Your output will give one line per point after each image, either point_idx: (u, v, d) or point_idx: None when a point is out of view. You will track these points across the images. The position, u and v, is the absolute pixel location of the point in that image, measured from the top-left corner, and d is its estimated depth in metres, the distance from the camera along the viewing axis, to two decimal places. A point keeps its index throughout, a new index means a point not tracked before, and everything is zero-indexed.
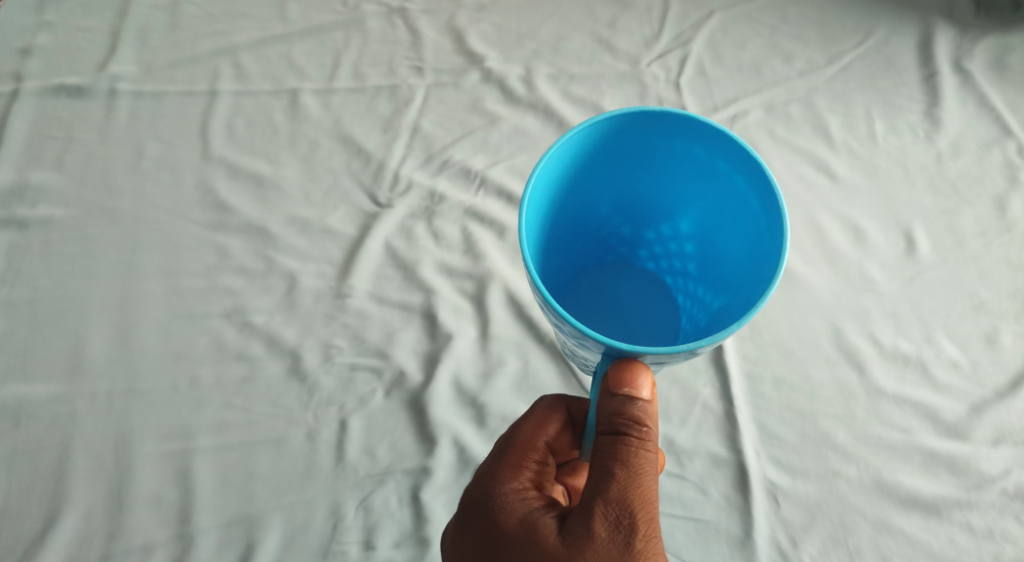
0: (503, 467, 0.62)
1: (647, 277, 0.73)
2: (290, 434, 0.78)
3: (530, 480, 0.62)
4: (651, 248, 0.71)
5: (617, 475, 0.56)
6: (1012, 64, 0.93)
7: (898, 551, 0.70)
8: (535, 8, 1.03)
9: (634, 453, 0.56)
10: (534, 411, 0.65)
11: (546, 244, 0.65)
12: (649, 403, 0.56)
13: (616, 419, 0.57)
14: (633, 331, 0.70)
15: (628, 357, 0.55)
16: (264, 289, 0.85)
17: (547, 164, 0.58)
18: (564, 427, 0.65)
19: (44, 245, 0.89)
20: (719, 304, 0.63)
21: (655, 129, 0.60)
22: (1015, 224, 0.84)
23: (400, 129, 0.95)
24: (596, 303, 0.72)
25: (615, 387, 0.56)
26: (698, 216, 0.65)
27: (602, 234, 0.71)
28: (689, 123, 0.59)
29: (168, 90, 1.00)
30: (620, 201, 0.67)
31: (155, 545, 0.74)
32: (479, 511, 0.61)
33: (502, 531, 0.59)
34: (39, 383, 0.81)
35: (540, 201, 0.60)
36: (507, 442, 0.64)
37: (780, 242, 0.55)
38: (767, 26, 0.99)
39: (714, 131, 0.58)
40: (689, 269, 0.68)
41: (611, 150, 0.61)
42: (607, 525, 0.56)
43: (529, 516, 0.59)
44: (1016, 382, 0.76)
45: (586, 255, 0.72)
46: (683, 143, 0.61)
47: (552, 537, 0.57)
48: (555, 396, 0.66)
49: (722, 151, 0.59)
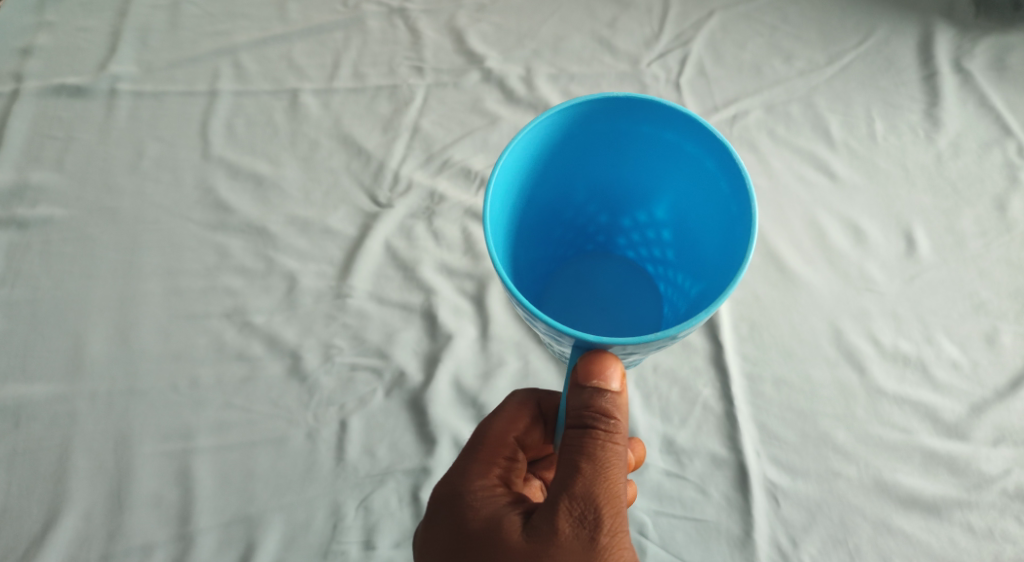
0: (473, 465, 0.62)
1: (627, 265, 0.73)
2: (290, 434, 0.78)
3: (499, 477, 0.62)
4: (630, 236, 0.71)
5: (583, 470, 0.55)
6: (1012, 64, 0.93)
7: (898, 551, 0.70)
8: (535, 8, 1.03)
9: (601, 447, 0.55)
10: (505, 407, 0.65)
11: (520, 235, 0.64)
12: (618, 395, 0.55)
13: (584, 412, 0.56)
14: (613, 321, 0.69)
15: (597, 349, 0.54)
16: (264, 289, 0.85)
17: (514, 152, 0.57)
18: (534, 422, 0.65)
19: (44, 245, 0.89)
20: (696, 291, 0.62)
21: (623, 115, 0.60)
22: (1015, 224, 0.84)
23: (400, 129, 0.95)
24: (577, 294, 0.71)
25: (583, 380, 0.55)
26: (673, 202, 0.65)
27: (579, 223, 0.70)
28: (655, 107, 0.59)
29: (168, 90, 1.00)
30: (594, 189, 0.67)
31: (155, 545, 0.74)
32: (447, 509, 0.60)
33: (467, 529, 0.58)
34: (39, 383, 0.81)
35: (510, 191, 0.59)
36: (477, 439, 0.64)
37: (749, 225, 0.55)
38: (766, 26, 0.99)
39: (680, 115, 0.58)
40: (667, 256, 0.68)
41: (580, 137, 0.61)
42: (571, 521, 0.55)
43: (494, 513, 0.58)
44: (1016, 382, 0.76)
45: (565, 246, 0.72)
46: (651, 128, 0.61)
47: (516, 535, 0.56)
48: (526, 392, 0.66)
49: (690, 135, 0.59)
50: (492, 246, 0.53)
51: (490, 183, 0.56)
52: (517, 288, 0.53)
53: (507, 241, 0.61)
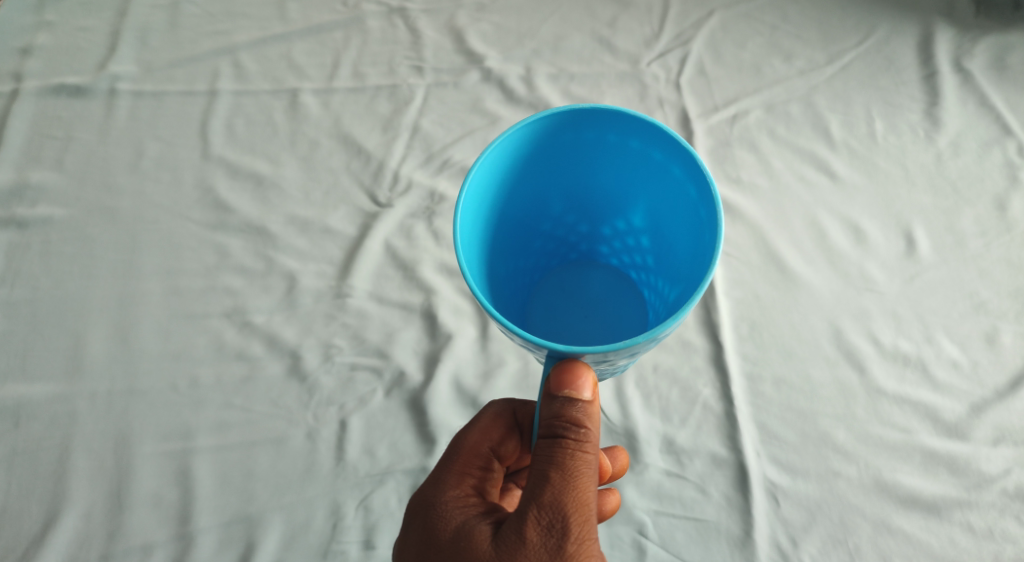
0: (447, 476, 0.62)
1: (612, 273, 0.72)
2: (290, 434, 0.78)
3: (472, 487, 0.61)
4: (611, 244, 0.71)
5: (552, 479, 0.55)
6: (1012, 63, 0.93)
7: (898, 550, 0.70)
8: (536, 8, 1.03)
9: (571, 455, 0.55)
10: (479, 418, 0.64)
11: (497, 246, 0.64)
12: (589, 404, 0.55)
13: (554, 422, 0.56)
14: (598, 328, 0.69)
15: (569, 358, 0.54)
16: (264, 289, 0.85)
17: (483, 167, 0.57)
18: (509, 432, 0.65)
19: (44, 244, 0.89)
20: (674, 295, 0.62)
21: (589, 125, 0.60)
22: (1016, 224, 0.84)
23: (400, 128, 0.94)
24: (561, 303, 0.71)
25: (555, 389, 0.55)
26: (648, 208, 0.64)
27: (559, 234, 0.70)
28: (619, 117, 0.59)
29: (168, 90, 0.99)
30: (571, 199, 0.67)
31: (155, 545, 0.74)
32: (420, 520, 0.60)
33: (439, 539, 0.58)
34: (38, 383, 0.81)
35: (481, 204, 0.59)
36: (452, 450, 0.63)
37: (717, 229, 0.55)
38: (766, 26, 0.99)
39: (643, 122, 0.58)
40: (648, 262, 0.67)
41: (550, 149, 0.61)
42: (539, 529, 0.55)
43: (466, 523, 0.58)
44: (1017, 382, 0.76)
45: (547, 256, 0.72)
46: (619, 137, 0.61)
47: (485, 544, 0.56)
48: (502, 403, 0.66)
49: (655, 141, 0.59)
50: (461, 259, 0.53)
51: (459, 198, 0.56)
52: (487, 301, 0.52)
53: (483, 254, 0.61)
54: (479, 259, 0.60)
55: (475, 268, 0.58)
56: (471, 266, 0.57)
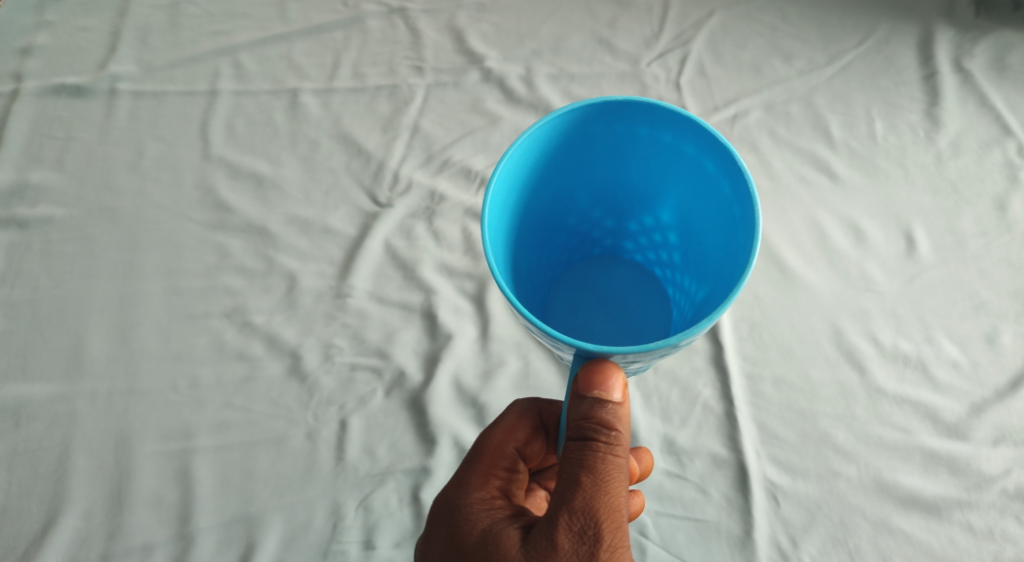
0: (471, 476, 0.61)
1: (635, 269, 0.73)
2: (290, 434, 0.78)
3: (497, 489, 0.61)
4: (636, 240, 0.71)
5: (583, 483, 0.55)
6: (1012, 64, 0.93)
7: (898, 551, 0.70)
8: (536, 8, 1.03)
9: (602, 459, 0.55)
10: (504, 417, 0.64)
11: (521, 240, 0.64)
12: (619, 406, 0.55)
13: (584, 424, 0.56)
14: (620, 325, 0.69)
15: (598, 359, 0.54)
16: (264, 289, 0.85)
17: (511, 159, 0.57)
18: (534, 432, 0.64)
19: (44, 244, 0.89)
20: (702, 295, 0.62)
21: (621, 118, 0.60)
22: (1015, 225, 0.84)
23: (400, 128, 0.95)
24: (583, 299, 0.71)
25: (584, 390, 0.55)
26: (677, 204, 0.65)
27: (583, 229, 0.70)
28: (652, 110, 0.59)
29: (168, 90, 1.00)
30: (597, 193, 0.67)
31: (155, 545, 0.74)
32: (444, 522, 0.60)
33: (465, 543, 0.58)
34: (39, 382, 0.81)
35: (508, 198, 0.59)
36: (476, 450, 0.63)
37: (753, 227, 0.54)
38: (766, 26, 0.99)
39: (677, 116, 0.58)
40: (674, 259, 0.68)
41: (579, 140, 0.61)
42: (570, 536, 0.55)
43: (492, 527, 0.58)
44: (1017, 382, 0.76)
45: (571, 250, 0.72)
46: (650, 130, 0.61)
47: (513, 549, 0.56)
48: (527, 402, 0.65)
49: (688, 135, 0.59)
50: (487, 253, 0.54)
51: (487, 191, 0.56)
52: (514, 296, 0.52)
53: (508, 248, 0.61)
54: (504, 253, 0.60)
55: (500, 262, 0.58)
56: (497, 258, 0.57)
